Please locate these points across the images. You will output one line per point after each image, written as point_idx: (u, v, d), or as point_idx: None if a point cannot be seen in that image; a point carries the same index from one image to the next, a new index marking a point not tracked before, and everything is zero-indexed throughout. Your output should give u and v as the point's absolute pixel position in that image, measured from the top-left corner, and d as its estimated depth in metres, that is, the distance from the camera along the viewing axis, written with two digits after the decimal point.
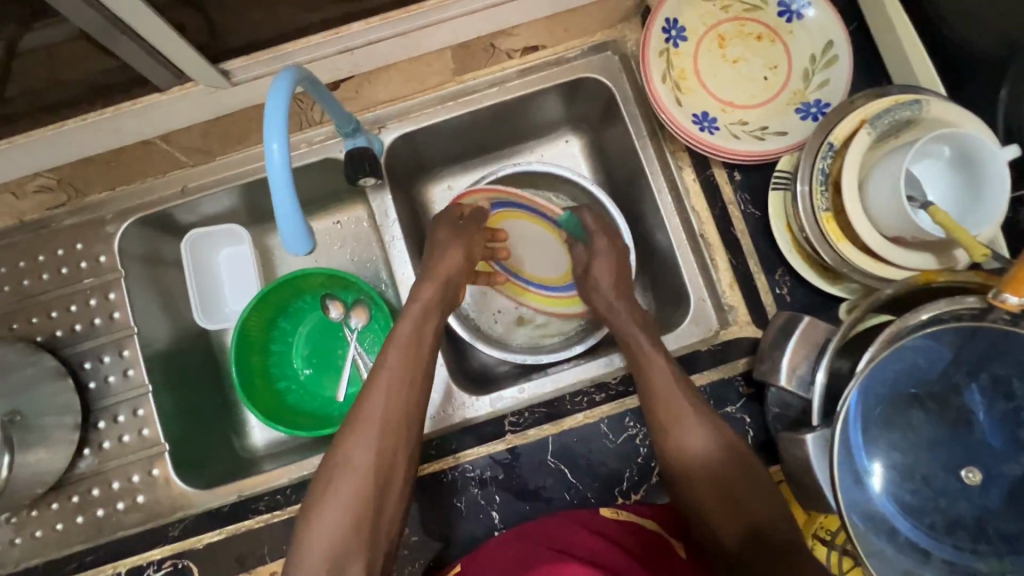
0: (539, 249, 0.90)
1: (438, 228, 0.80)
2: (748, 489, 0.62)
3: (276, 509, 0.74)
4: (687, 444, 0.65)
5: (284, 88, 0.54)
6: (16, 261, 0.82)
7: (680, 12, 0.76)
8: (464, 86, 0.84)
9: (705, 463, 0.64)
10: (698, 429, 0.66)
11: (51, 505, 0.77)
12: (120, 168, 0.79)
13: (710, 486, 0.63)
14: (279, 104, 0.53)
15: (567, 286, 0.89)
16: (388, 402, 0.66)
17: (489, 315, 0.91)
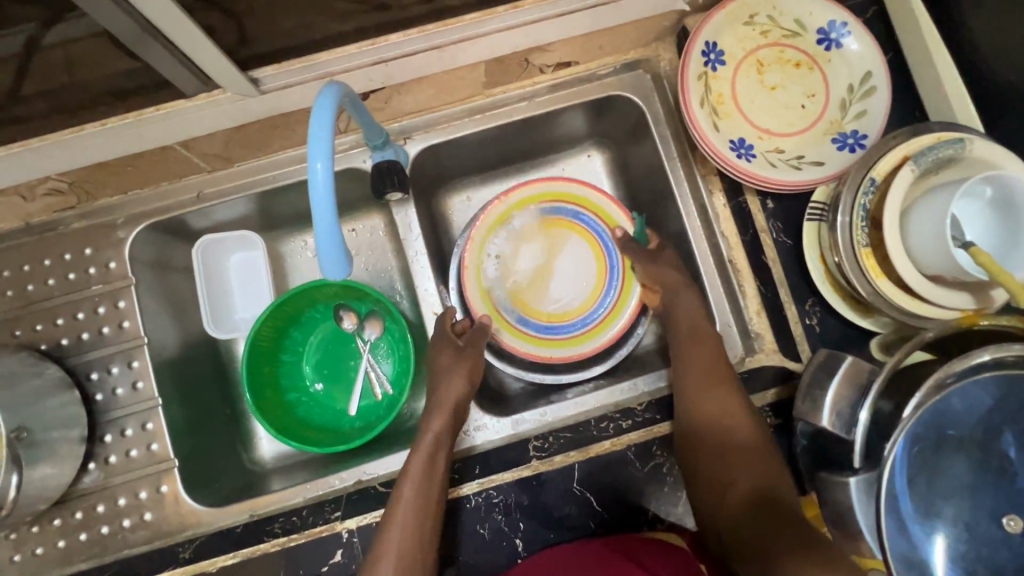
0: (564, 286, 0.83)
1: (437, 352, 0.77)
2: (760, 466, 0.66)
3: (293, 532, 0.72)
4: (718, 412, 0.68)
5: (329, 105, 0.53)
6: (20, 265, 0.79)
7: (719, 35, 0.75)
8: (492, 100, 0.82)
9: (729, 436, 0.68)
10: (731, 405, 0.69)
11: (53, 521, 0.74)
12: (135, 173, 0.76)
13: (729, 459, 0.66)
14: (325, 122, 0.51)
15: (563, 333, 0.81)
16: (410, 531, 0.64)
17: (485, 273, 0.82)
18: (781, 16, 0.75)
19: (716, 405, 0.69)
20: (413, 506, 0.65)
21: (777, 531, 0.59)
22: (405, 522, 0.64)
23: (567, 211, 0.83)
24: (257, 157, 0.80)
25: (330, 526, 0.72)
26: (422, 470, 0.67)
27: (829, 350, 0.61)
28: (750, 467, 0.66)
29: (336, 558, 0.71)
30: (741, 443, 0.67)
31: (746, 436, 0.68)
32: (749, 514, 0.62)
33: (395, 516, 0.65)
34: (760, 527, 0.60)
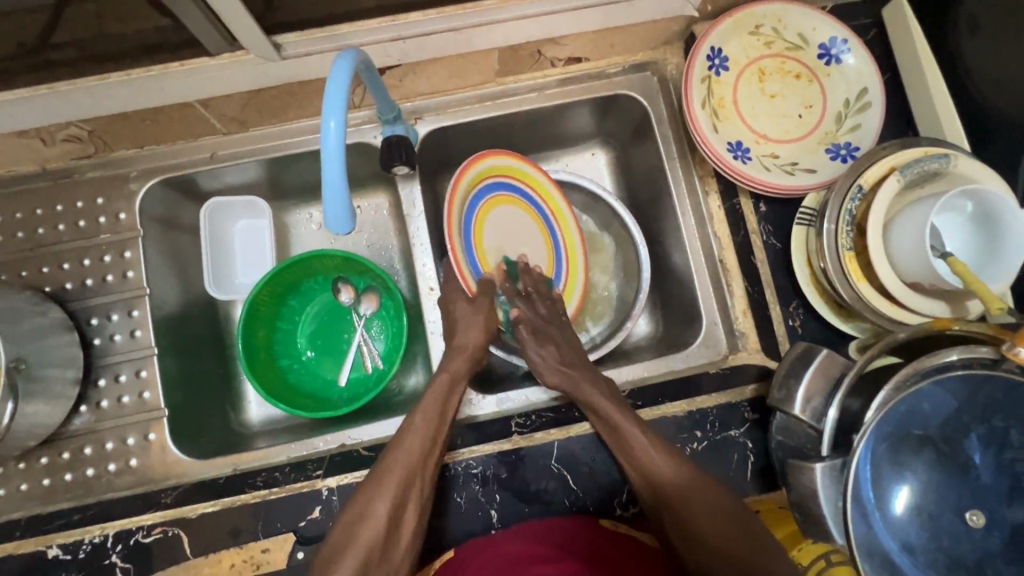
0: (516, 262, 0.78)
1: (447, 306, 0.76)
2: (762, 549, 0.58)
3: (275, 486, 0.71)
4: (662, 484, 0.64)
5: (346, 67, 0.55)
6: (34, 209, 0.81)
7: (725, 42, 0.78)
8: (504, 88, 0.86)
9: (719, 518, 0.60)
10: (665, 461, 0.65)
11: (39, 460, 0.75)
12: (154, 129, 0.78)
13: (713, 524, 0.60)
14: (341, 81, 0.54)
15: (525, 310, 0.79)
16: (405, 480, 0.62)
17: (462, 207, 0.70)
18: (785, 29, 0.78)
19: (652, 473, 0.65)
20: (398, 474, 0.62)
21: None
22: (390, 493, 0.61)
23: (523, 196, 0.79)
24: (273, 124, 0.83)
25: (311, 483, 0.71)
26: (421, 446, 0.65)
27: (807, 343, 0.62)
28: (737, 552, 0.57)
29: (315, 514, 0.70)
30: (727, 516, 0.60)
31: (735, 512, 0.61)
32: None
33: (378, 486, 0.62)
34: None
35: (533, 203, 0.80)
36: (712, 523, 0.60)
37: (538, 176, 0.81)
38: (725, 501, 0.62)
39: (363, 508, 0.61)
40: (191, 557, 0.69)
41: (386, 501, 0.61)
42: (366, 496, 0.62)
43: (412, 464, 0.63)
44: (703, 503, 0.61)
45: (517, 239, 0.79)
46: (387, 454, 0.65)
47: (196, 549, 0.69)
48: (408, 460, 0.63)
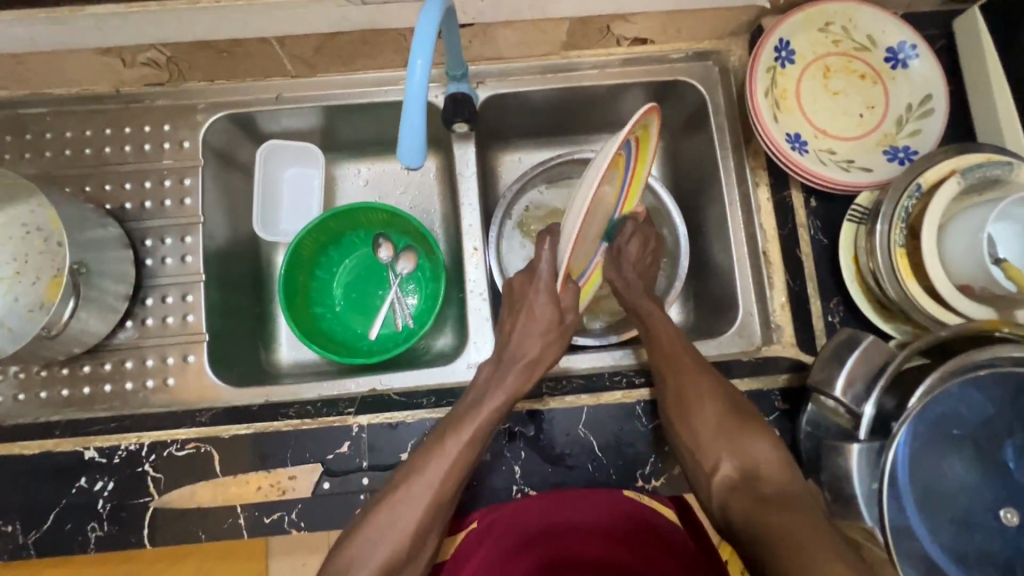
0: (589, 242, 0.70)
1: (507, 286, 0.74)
2: (769, 463, 0.64)
3: (306, 418, 0.73)
4: (689, 398, 0.68)
5: (435, 10, 0.55)
6: (103, 129, 0.84)
7: (794, 35, 0.78)
8: (567, 62, 0.87)
9: (738, 438, 0.66)
10: (703, 382, 0.69)
11: (83, 367, 0.78)
12: (226, 63, 0.80)
13: (724, 439, 0.66)
14: (431, 21, 0.54)
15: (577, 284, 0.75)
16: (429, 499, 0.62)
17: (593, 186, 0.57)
18: (855, 29, 0.78)
19: (685, 387, 0.68)
20: (427, 492, 0.62)
21: (770, 512, 0.57)
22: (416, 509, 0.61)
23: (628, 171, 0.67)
24: (339, 72, 0.85)
25: (342, 419, 0.73)
26: (444, 471, 0.63)
27: (853, 330, 0.62)
28: (733, 434, 0.66)
29: (343, 449, 0.71)
30: (736, 430, 0.66)
31: (756, 438, 0.66)
32: (732, 486, 0.63)
33: (404, 501, 0.62)
34: (740, 492, 0.62)
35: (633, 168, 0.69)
36: (718, 411, 0.67)
37: (654, 144, 0.67)
38: (739, 419, 0.67)
39: (388, 517, 0.61)
40: (220, 476, 0.70)
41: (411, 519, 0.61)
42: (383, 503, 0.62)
43: (444, 480, 0.63)
44: (722, 421, 0.67)
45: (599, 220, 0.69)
46: (416, 470, 0.64)
47: (226, 468, 0.70)
48: (436, 479, 0.63)
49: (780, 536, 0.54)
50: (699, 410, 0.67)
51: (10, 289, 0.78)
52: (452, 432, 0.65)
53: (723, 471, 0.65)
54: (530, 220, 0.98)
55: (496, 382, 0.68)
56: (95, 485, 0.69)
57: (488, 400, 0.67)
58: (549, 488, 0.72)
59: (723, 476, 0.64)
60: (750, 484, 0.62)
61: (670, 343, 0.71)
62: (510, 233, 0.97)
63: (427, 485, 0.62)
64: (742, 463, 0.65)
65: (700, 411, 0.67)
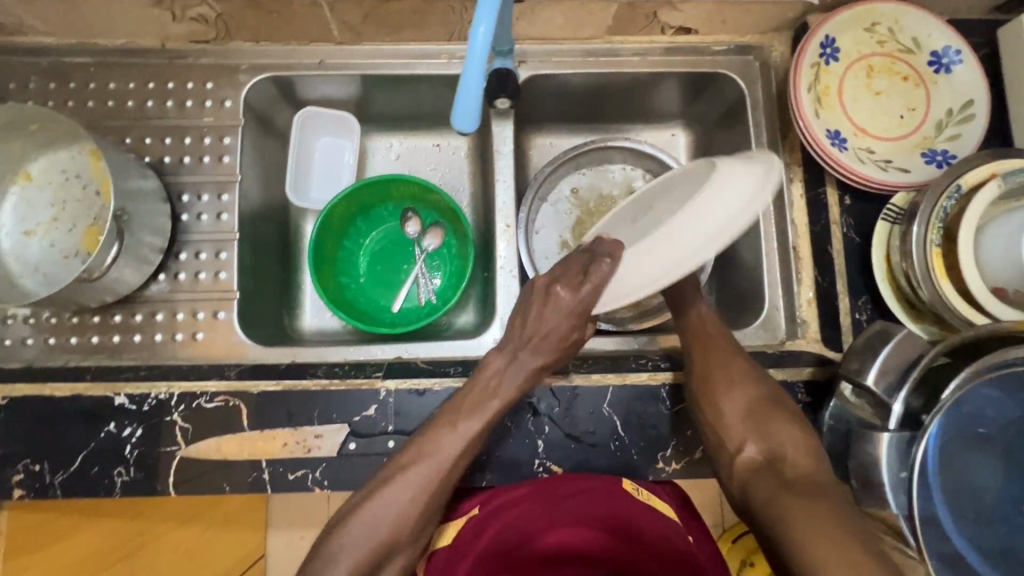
0: None
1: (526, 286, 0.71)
2: (798, 450, 0.63)
3: (334, 379, 0.74)
4: (716, 380, 0.69)
5: None
6: (145, 82, 0.84)
7: (839, 33, 0.79)
8: (610, 47, 0.88)
9: (765, 424, 0.66)
10: (733, 368, 0.70)
11: (114, 316, 0.78)
12: (273, 24, 0.81)
13: (751, 425, 0.66)
14: None
15: None
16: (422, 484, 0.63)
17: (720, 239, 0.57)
18: (900, 31, 0.79)
19: (714, 370, 0.70)
20: (429, 473, 0.64)
21: (790, 492, 0.56)
22: (410, 492, 0.63)
23: None
24: (383, 41, 0.86)
25: (370, 382, 0.73)
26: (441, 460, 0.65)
27: (887, 324, 0.62)
28: (763, 419, 0.66)
29: (369, 412, 0.72)
30: (765, 417, 0.66)
31: (784, 425, 0.65)
32: (756, 469, 0.63)
33: (403, 482, 0.63)
34: (761, 470, 0.62)
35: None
36: (746, 396, 0.68)
37: None
38: (769, 406, 0.67)
39: (384, 490, 0.63)
40: (248, 430, 0.70)
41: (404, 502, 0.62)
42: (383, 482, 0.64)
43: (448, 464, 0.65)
44: (750, 406, 0.68)
45: None
46: (420, 453, 0.65)
47: (254, 423, 0.71)
48: (437, 468, 0.64)
49: (795, 517, 0.53)
50: (730, 393, 0.68)
51: (46, 234, 0.78)
52: (459, 419, 0.67)
53: (747, 454, 0.65)
54: (562, 199, 0.98)
55: (500, 373, 0.69)
56: (124, 431, 0.69)
57: (495, 395, 0.68)
58: (570, 464, 0.73)
59: (746, 461, 0.64)
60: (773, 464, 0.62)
61: (703, 331, 0.73)
62: (541, 211, 0.97)
63: (436, 465, 0.64)
64: (769, 446, 0.64)
65: (731, 395, 0.68)
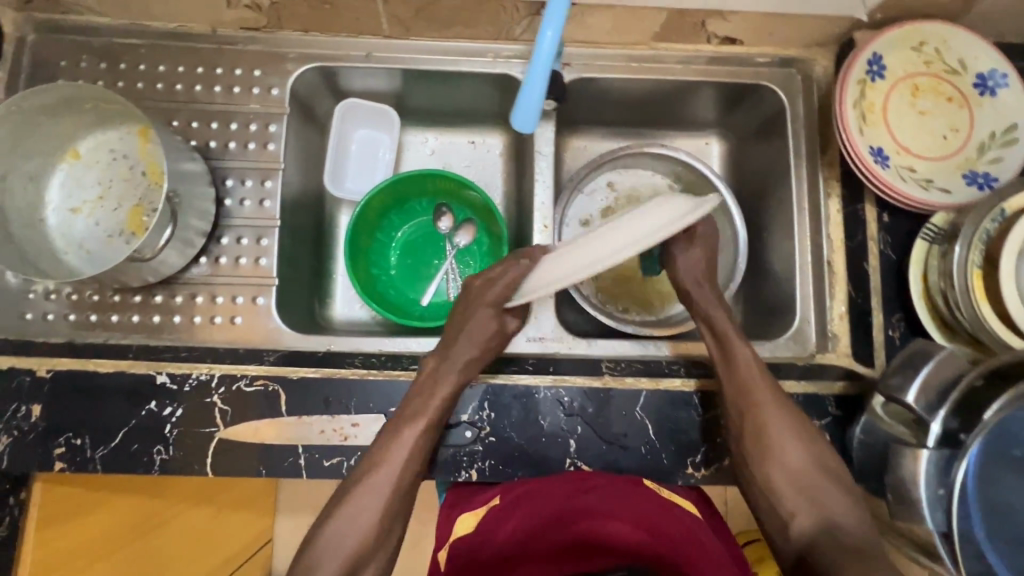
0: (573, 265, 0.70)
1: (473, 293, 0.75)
2: (847, 515, 0.63)
3: (371, 369, 0.75)
4: (767, 435, 0.68)
5: None
6: (194, 66, 0.85)
7: (887, 51, 0.79)
8: (654, 53, 0.88)
9: (815, 483, 0.66)
10: (785, 423, 0.69)
11: (155, 297, 0.79)
12: (324, 15, 0.81)
13: (799, 485, 0.66)
14: None
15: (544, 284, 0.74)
16: (387, 481, 0.64)
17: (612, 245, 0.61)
18: (948, 52, 0.79)
19: (766, 422, 0.69)
20: (393, 469, 0.65)
21: (848, 560, 0.57)
22: (378, 493, 0.63)
23: None
24: (431, 37, 0.86)
25: (407, 373, 0.74)
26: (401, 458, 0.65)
27: (928, 342, 0.63)
28: (814, 483, 0.66)
29: None
30: (813, 478, 0.66)
31: (836, 489, 0.65)
32: (807, 533, 0.63)
33: (373, 477, 0.64)
34: (820, 542, 0.61)
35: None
36: (795, 450, 0.68)
37: None
38: (819, 465, 0.67)
39: (359, 491, 0.63)
40: (285, 416, 0.71)
41: (377, 502, 0.63)
42: (356, 482, 0.64)
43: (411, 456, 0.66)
44: (801, 464, 0.67)
45: None
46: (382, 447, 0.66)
47: (292, 408, 0.72)
48: (399, 465, 0.65)
49: None
50: (779, 458, 0.67)
51: (92, 212, 0.79)
52: (411, 416, 0.68)
53: (796, 515, 0.64)
54: (598, 190, 0.99)
55: (444, 369, 0.71)
56: (164, 410, 0.70)
57: (436, 390, 0.70)
58: (600, 464, 0.74)
59: (796, 524, 0.64)
60: (831, 534, 0.61)
61: (751, 377, 0.71)
62: (576, 201, 0.98)
63: (395, 465, 0.65)
64: (825, 513, 0.63)
65: (782, 460, 0.67)
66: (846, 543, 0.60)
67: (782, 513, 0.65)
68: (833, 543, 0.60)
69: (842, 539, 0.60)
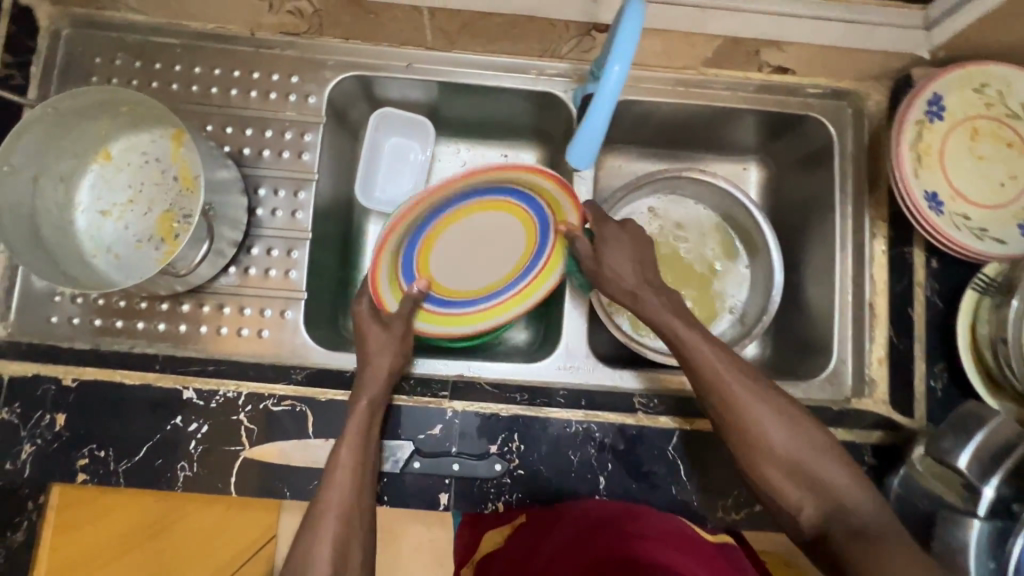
0: (471, 271, 0.76)
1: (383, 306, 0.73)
2: (851, 489, 0.61)
3: (400, 394, 0.73)
4: (749, 425, 0.65)
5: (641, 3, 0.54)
6: (230, 69, 0.83)
7: (948, 91, 0.76)
8: (702, 78, 0.86)
9: (812, 463, 0.63)
10: (765, 409, 0.65)
11: (182, 306, 0.77)
12: (368, 24, 0.79)
13: (794, 468, 0.63)
14: (636, 19, 0.53)
15: (473, 304, 0.74)
16: (340, 498, 0.63)
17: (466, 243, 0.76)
18: (1010, 95, 0.76)
19: (744, 412, 0.65)
20: (349, 475, 0.64)
21: (871, 556, 0.56)
22: (332, 515, 0.62)
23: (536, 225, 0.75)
24: (474, 52, 0.84)
25: (437, 401, 0.73)
26: (348, 472, 0.64)
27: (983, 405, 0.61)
28: (808, 465, 0.63)
29: (435, 432, 0.72)
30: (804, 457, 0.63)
31: (835, 464, 0.63)
32: (818, 518, 0.62)
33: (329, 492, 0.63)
34: (832, 536, 0.60)
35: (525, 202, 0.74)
36: (779, 431, 0.64)
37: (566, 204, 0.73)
38: (807, 437, 0.64)
39: (317, 518, 0.62)
40: (313, 438, 0.70)
41: (332, 525, 0.61)
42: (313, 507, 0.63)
43: (362, 459, 0.66)
44: (790, 447, 0.64)
45: (483, 262, 0.76)
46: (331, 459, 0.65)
47: (319, 431, 0.71)
48: (348, 478, 0.64)
49: None
50: (767, 446, 0.64)
51: (121, 216, 0.77)
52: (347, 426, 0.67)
53: (802, 497, 0.63)
54: (637, 211, 0.95)
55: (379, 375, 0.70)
56: (189, 426, 0.70)
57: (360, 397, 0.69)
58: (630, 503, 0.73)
59: (806, 510, 0.63)
60: (840, 522, 0.60)
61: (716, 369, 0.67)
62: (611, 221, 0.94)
63: (346, 480, 0.64)
64: (827, 499, 0.62)
65: (770, 449, 0.64)
66: (863, 528, 0.58)
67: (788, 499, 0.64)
68: (849, 530, 0.59)
69: (857, 523, 0.59)
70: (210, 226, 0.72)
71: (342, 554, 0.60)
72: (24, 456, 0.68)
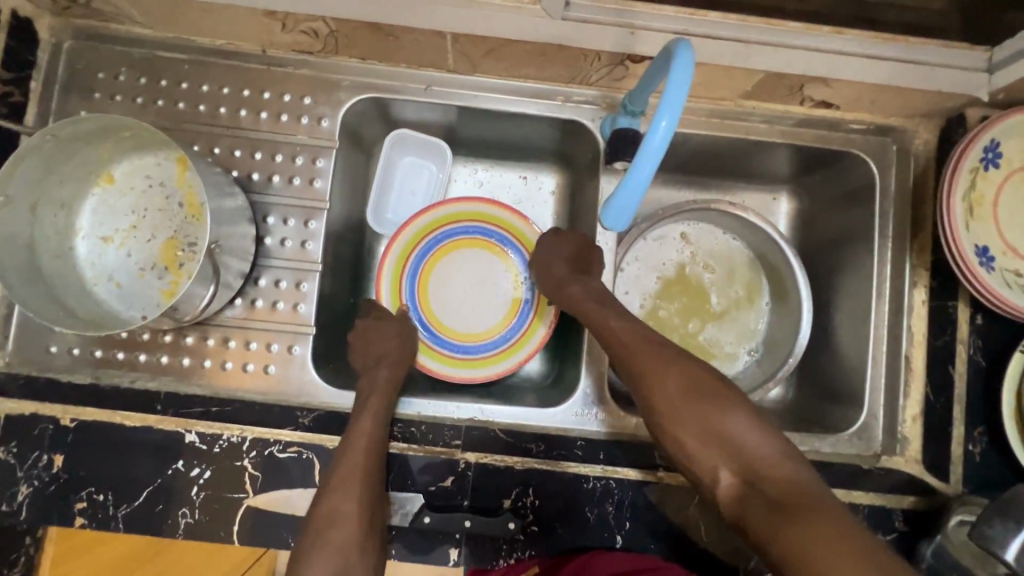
0: (462, 308, 0.79)
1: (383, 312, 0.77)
2: (757, 450, 0.57)
3: (413, 443, 0.71)
4: (661, 395, 0.63)
5: (687, 60, 0.53)
6: (239, 88, 0.78)
7: (1007, 137, 0.71)
8: (739, 110, 0.81)
9: (724, 429, 0.59)
10: (676, 377, 0.63)
11: (185, 338, 0.74)
12: (387, 47, 0.74)
13: (712, 438, 0.59)
14: (683, 78, 0.52)
15: (479, 347, 0.77)
16: (358, 469, 0.64)
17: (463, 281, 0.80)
18: None
19: (655, 383, 0.63)
20: (368, 445, 0.65)
21: (785, 518, 0.50)
22: (353, 490, 0.63)
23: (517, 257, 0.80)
24: (498, 76, 0.79)
25: (449, 451, 0.70)
26: (366, 445, 0.65)
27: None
28: (715, 423, 0.59)
29: (447, 483, 0.69)
30: (715, 423, 0.60)
31: (742, 423, 0.59)
32: (737, 490, 0.56)
33: (345, 485, 0.63)
34: (748, 503, 0.55)
35: (518, 257, 0.80)
36: (685, 396, 0.62)
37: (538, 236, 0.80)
38: (718, 401, 0.61)
39: (337, 496, 0.62)
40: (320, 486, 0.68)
41: (354, 497, 0.62)
42: (329, 481, 0.64)
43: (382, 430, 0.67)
44: (706, 413, 0.60)
45: (475, 300, 0.79)
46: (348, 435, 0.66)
47: None
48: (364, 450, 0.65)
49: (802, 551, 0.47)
50: (681, 418, 0.61)
51: (123, 243, 0.74)
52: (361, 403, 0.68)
53: (721, 467, 0.58)
54: (666, 238, 0.91)
55: (369, 385, 0.70)
56: (192, 471, 0.68)
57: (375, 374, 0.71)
58: None
59: (726, 481, 0.57)
60: (758, 488, 0.55)
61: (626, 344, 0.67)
62: (638, 246, 0.90)
63: (362, 456, 0.65)
64: (740, 463, 0.57)
65: (683, 418, 0.61)
66: (777, 493, 0.53)
67: (706, 470, 0.59)
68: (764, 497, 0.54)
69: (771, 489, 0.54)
70: (214, 262, 0.67)
71: (366, 526, 0.62)
72: (20, 498, 0.66)
